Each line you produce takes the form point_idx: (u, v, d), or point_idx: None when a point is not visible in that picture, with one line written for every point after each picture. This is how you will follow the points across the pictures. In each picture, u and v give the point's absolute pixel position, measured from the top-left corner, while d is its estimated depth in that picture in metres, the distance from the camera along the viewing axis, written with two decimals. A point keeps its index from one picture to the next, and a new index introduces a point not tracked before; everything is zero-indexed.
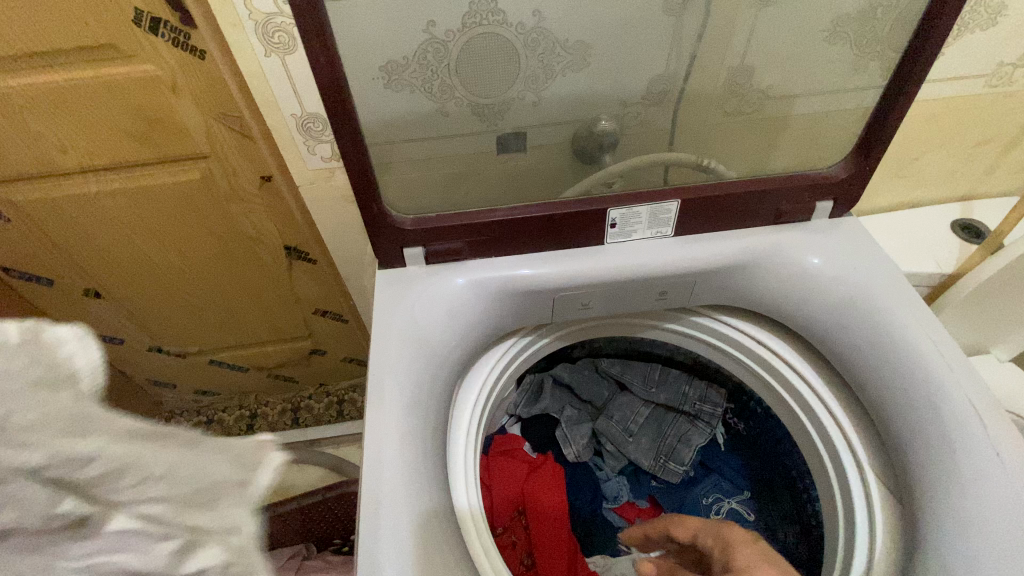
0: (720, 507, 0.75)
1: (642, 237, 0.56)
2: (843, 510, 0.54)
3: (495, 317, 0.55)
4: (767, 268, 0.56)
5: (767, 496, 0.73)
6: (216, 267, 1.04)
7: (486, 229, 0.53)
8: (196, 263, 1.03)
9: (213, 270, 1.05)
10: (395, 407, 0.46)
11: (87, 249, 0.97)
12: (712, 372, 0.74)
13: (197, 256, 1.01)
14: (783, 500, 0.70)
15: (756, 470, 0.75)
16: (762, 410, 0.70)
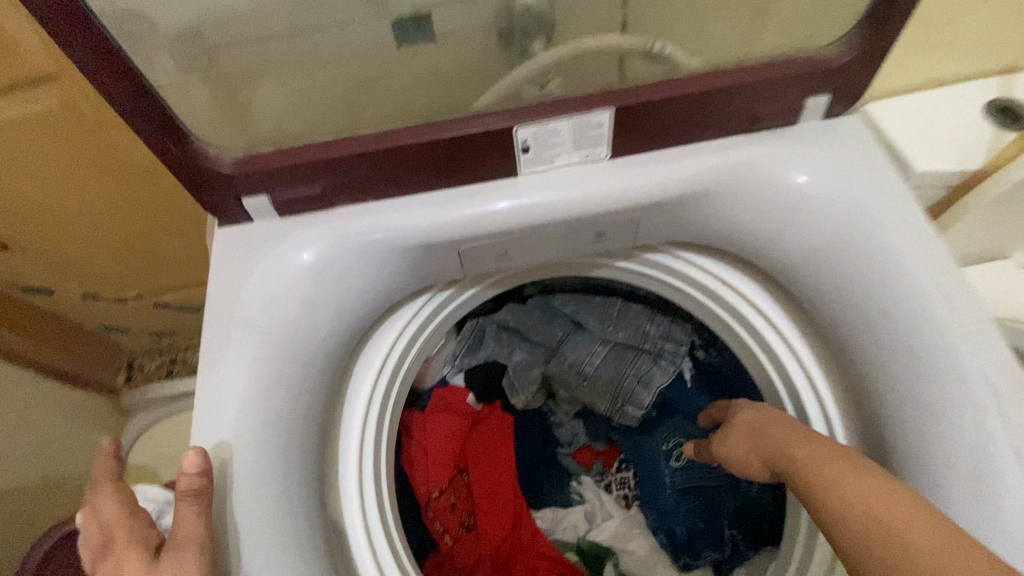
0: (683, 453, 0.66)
1: (568, 163, 0.42)
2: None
3: (378, 281, 0.42)
4: (735, 195, 0.42)
5: None
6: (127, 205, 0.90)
7: (348, 166, 0.39)
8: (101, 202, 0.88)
9: (123, 208, 0.90)
10: (236, 417, 0.38)
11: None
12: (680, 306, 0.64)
13: (100, 197, 0.87)
14: None
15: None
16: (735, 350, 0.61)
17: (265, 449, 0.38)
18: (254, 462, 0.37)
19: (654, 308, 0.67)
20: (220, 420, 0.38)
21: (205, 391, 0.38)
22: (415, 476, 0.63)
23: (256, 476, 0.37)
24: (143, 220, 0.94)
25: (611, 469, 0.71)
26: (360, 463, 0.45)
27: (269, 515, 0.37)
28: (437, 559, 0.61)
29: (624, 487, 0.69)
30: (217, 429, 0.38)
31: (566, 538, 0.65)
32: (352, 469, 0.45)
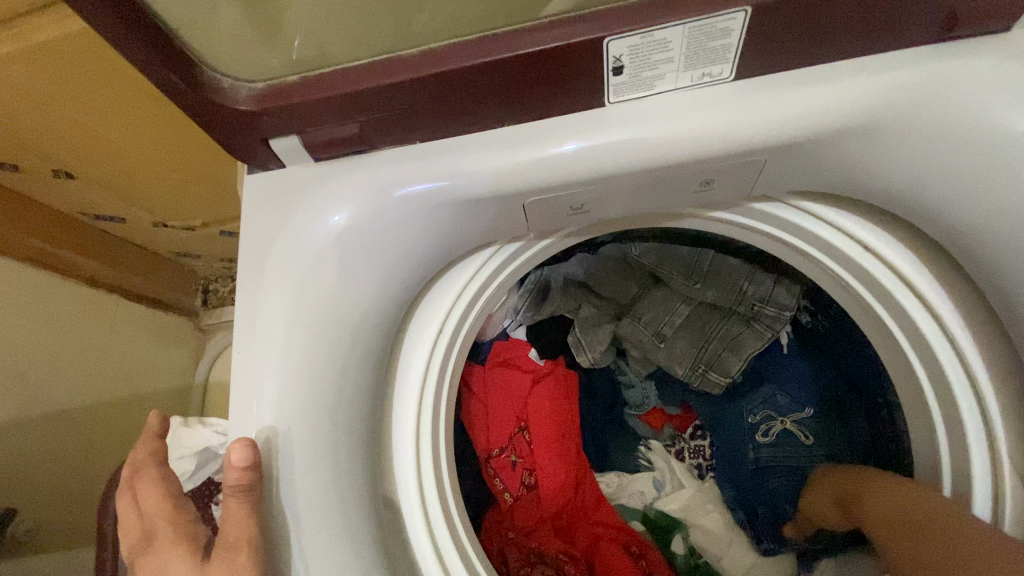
0: (770, 428, 0.60)
1: (672, 88, 0.32)
2: (949, 475, 0.39)
3: (429, 242, 0.36)
4: (910, 131, 0.31)
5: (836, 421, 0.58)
6: (173, 147, 0.83)
7: (392, 100, 0.31)
8: (148, 146, 0.81)
9: (171, 150, 0.83)
10: (274, 401, 0.34)
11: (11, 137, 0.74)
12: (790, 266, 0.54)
13: None
14: (857, 432, 0.55)
15: (830, 385, 0.58)
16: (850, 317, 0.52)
17: (306, 432, 0.34)
18: (295, 446, 0.34)
19: (753, 263, 0.56)
20: (257, 402, 0.34)
21: (241, 370, 0.34)
22: (475, 432, 0.60)
23: (301, 461, 0.34)
24: (193, 161, 0.87)
25: (685, 435, 0.66)
26: (413, 436, 0.42)
27: (314, 507, 0.34)
28: (496, 513, 0.59)
29: (697, 456, 0.65)
30: (255, 410, 0.34)
31: (632, 505, 0.61)
32: (404, 441, 0.41)
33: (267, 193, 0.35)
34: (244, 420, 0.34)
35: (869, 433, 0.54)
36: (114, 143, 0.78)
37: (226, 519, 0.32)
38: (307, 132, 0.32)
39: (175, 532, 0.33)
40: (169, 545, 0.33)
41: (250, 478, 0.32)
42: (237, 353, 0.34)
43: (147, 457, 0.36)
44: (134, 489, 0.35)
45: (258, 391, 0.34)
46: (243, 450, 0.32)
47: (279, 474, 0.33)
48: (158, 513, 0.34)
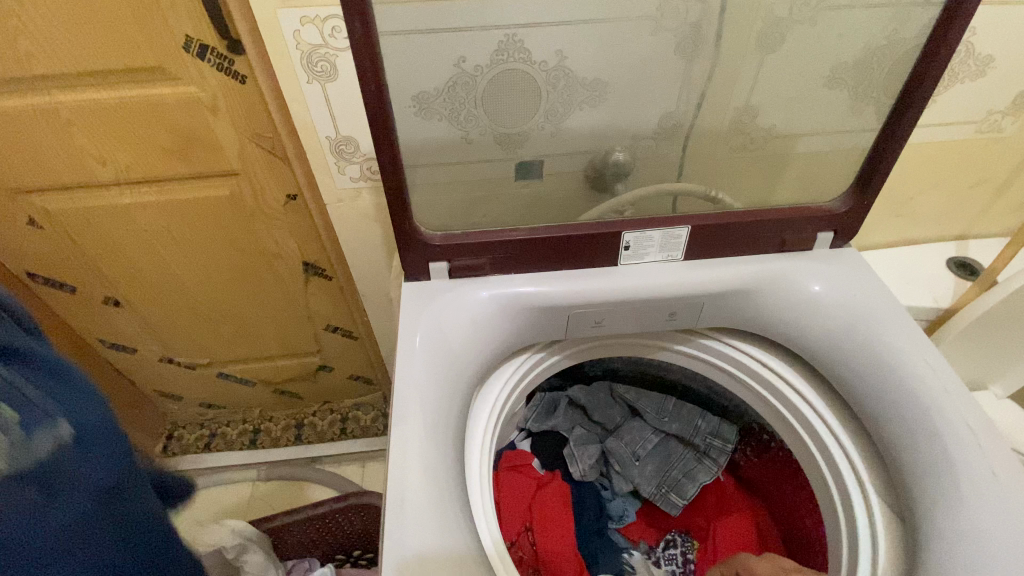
0: None
1: (654, 260, 0.59)
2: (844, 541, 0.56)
3: (510, 334, 0.58)
4: (770, 291, 0.59)
5: (775, 546, 0.75)
6: (222, 279, 1.06)
7: (512, 248, 0.56)
8: (199, 275, 1.05)
9: (218, 285, 1.08)
10: (419, 427, 0.47)
11: (84, 261, 1.00)
12: (724, 406, 0.77)
13: (218, 272, 1.05)
14: (798, 550, 0.71)
15: (769, 505, 0.78)
16: (775, 444, 0.73)
17: (436, 451, 0.47)
18: (438, 464, 0.47)
19: (703, 407, 0.80)
20: (406, 427, 0.47)
21: (395, 404, 0.49)
22: None
23: (437, 475, 0.46)
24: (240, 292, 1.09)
25: (657, 547, 0.78)
26: (480, 482, 0.54)
27: (437, 511, 0.43)
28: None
29: (671, 564, 0.76)
30: (404, 436, 0.47)
31: None
32: (477, 488, 0.53)
33: (419, 292, 0.56)
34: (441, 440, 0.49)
35: (798, 549, 0.71)
36: None
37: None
38: (460, 260, 0.56)
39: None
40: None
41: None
42: (408, 393, 0.50)
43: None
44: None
45: (425, 420, 0.48)
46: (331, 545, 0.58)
47: (428, 490, 0.44)
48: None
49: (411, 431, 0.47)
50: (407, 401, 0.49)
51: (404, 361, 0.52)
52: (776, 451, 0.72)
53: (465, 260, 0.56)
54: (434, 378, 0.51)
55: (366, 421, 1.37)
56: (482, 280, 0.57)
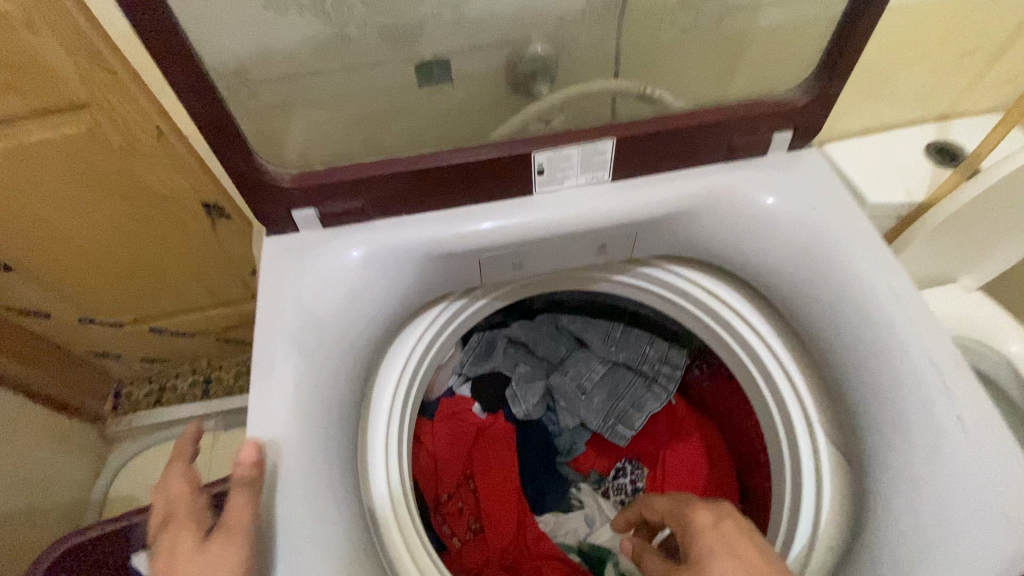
0: None
1: (576, 184, 0.49)
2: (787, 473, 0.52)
3: (408, 287, 0.47)
4: (717, 211, 0.50)
5: (728, 467, 0.73)
6: (118, 229, 0.93)
7: (391, 183, 0.44)
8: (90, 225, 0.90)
9: (117, 237, 0.94)
10: (287, 417, 0.40)
11: None
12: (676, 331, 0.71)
13: (113, 222, 0.91)
14: (747, 470, 0.70)
15: (722, 427, 0.75)
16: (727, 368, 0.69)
17: (315, 442, 0.41)
18: (319, 457, 0.41)
19: (654, 332, 0.73)
20: (272, 420, 0.40)
21: (256, 394, 0.41)
22: (426, 480, 0.67)
23: (317, 470, 0.40)
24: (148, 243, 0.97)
25: (608, 476, 0.74)
26: (386, 456, 0.48)
27: (319, 514, 0.39)
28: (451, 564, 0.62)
29: (621, 492, 0.73)
30: (268, 432, 0.40)
31: (567, 540, 0.68)
32: (380, 464, 0.47)
33: (285, 249, 0.45)
34: (320, 427, 0.42)
35: (749, 470, 0.70)
36: None
37: (172, 483, 0.39)
38: (330, 204, 0.44)
39: (190, 514, 0.37)
40: (184, 522, 0.37)
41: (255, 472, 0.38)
42: (273, 376, 0.42)
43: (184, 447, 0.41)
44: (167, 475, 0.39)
45: (298, 409, 0.41)
46: (253, 450, 0.38)
47: (304, 490, 0.39)
48: (177, 495, 0.38)
49: (278, 424, 0.40)
50: (271, 387, 0.41)
51: (265, 336, 0.42)
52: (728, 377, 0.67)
53: (335, 203, 0.44)
54: (306, 355, 0.42)
55: None
56: (362, 226, 0.46)
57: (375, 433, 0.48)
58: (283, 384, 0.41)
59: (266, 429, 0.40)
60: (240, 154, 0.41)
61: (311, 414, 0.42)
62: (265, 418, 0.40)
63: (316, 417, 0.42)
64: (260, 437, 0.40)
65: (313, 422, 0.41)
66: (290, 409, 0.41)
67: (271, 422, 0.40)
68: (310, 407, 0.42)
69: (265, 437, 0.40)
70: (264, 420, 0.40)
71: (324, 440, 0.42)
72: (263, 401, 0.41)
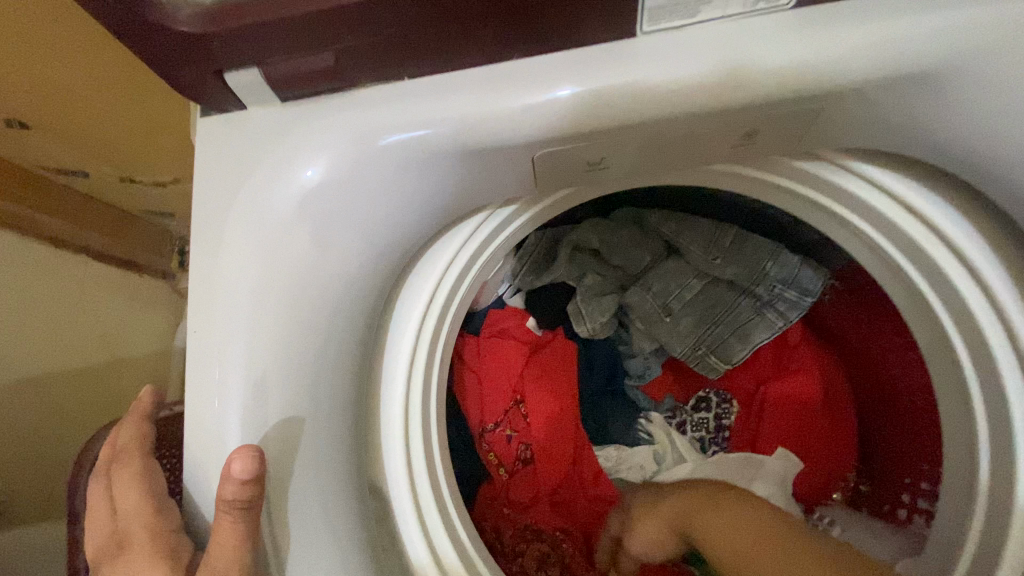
0: None
1: (717, 15, 0.27)
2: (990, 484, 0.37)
3: (415, 204, 0.30)
4: (992, 77, 0.27)
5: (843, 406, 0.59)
6: (143, 109, 0.69)
7: (381, 22, 0.24)
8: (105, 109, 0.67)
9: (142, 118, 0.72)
10: (243, 402, 0.28)
11: None
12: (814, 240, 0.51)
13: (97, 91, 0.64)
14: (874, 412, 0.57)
15: (841, 355, 0.60)
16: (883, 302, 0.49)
17: (282, 434, 0.29)
18: (289, 454, 0.29)
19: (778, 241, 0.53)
20: (219, 413, 0.28)
21: (197, 372, 0.28)
22: (468, 407, 0.55)
23: (293, 471, 0.29)
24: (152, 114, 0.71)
25: (686, 406, 0.61)
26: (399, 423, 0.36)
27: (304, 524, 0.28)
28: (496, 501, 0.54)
29: (700, 429, 0.60)
30: (214, 430, 0.28)
31: (630, 478, 0.58)
32: (393, 430, 0.36)
33: (226, 141, 0.29)
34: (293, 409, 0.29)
35: (873, 412, 0.57)
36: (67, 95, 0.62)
37: (121, 492, 0.28)
38: (284, 60, 0.26)
39: (151, 544, 0.26)
40: (143, 558, 0.26)
41: (253, 491, 0.26)
42: (217, 338, 0.28)
43: (134, 439, 0.29)
44: (112, 474, 0.29)
45: (259, 387, 0.28)
46: (245, 461, 0.26)
47: (273, 503, 0.28)
48: (136, 512, 0.27)
49: (229, 408, 0.28)
50: (213, 354, 0.28)
51: (202, 280, 0.28)
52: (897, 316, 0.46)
53: (292, 61, 0.26)
54: (264, 312, 0.28)
55: None
56: (340, 102, 0.28)
57: (384, 390, 0.36)
58: (232, 350, 0.28)
59: (212, 416, 0.28)
60: None
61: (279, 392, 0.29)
62: (210, 401, 0.28)
63: (284, 394, 0.29)
64: (205, 425, 0.28)
65: (281, 403, 0.29)
66: (244, 388, 0.28)
67: (225, 404, 0.28)
68: (274, 383, 0.28)
69: (211, 426, 0.28)
70: (208, 403, 0.28)
71: (307, 424, 0.30)
72: (201, 375, 0.28)
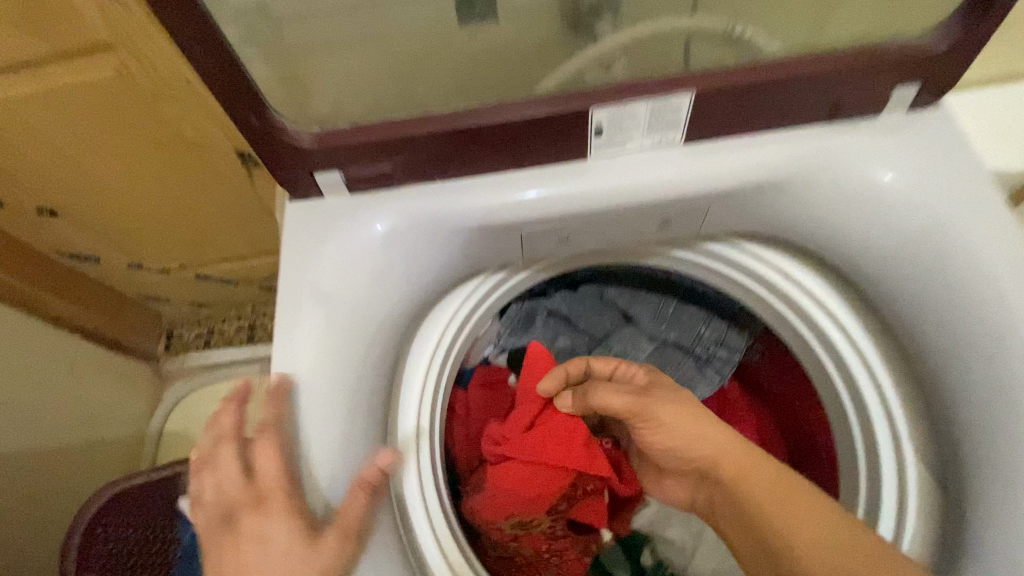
0: None
1: (639, 147, 0.41)
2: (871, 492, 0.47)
3: (440, 261, 0.43)
4: (812, 186, 0.41)
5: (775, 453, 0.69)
6: (171, 170, 0.90)
7: (425, 146, 0.38)
8: (141, 169, 0.89)
9: (171, 187, 0.94)
10: (313, 404, 0.38)
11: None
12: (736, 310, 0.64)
13: (140, 159, 0.86)
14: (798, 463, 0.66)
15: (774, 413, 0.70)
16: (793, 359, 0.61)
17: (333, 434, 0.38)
18: (338, 452, 0.38)
19: (710, 310, 0.66)
20: (294, 413, 0.37)
21: (278, 383, 0.38)
22: (457, 451, 0.64)
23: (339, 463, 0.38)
24: (174, 178, 0.92)
25: None
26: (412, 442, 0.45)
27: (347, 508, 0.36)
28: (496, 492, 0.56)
29: None
30: (290, 428, 0.37)
31: None
32: (411, 448, 0.45)
33: (306, 217, 0.41)
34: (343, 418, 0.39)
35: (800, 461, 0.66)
36: (112, 153, 0.84)
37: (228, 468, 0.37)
38: (357, 168, 0.39)
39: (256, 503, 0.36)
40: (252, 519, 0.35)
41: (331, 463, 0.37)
42: (290, 362, 0.38)
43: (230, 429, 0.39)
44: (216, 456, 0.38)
45: (321, 395, 0.38)
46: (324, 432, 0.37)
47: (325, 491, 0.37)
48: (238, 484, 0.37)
49: (301, 412, 0.38)
50: (288, 372, 0.38)
51: (285, 315, 0.39)
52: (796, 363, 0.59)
53: (362, 168, 0.39)
54: (332, 339, 0.39)
55: None
56: (391, 195, 0.41)
57: (405, 416, 0.46)
58: (302, 369, 0.38)
59: (286, 418, 0.38)
60: (250, 111, 0.35)
61: (334, 404, 0.39)
62: (285, 406, 0.38)
63: (337, 406, 0.39)
64: (278, 425, 0.37)
65: (335, 413, 0.39)
66: (312, 398, 0.38)
67: (297, 408, 0.38)
68: (333, 396, 0.39)
69: (286, 426, 0.37)
70: (283, 409, 0.38)
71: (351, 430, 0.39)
72: (281, 388, 0.38)
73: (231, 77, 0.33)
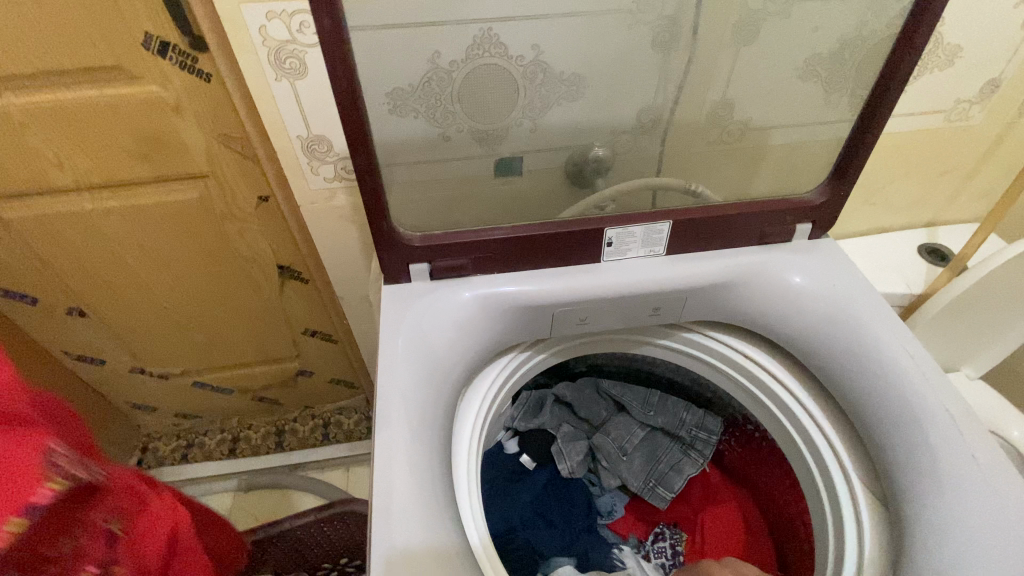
0: None
1: (637, 255, 0.59)
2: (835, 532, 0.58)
3: (495, 332, 0.57)
4: (752, 285, 0.60)
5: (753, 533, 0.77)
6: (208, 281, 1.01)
7: (493, 247, 0.55)
8: (182, 278, 0.99)
9: (201, 295, 1.04)
10: (403, 430, 0.46)
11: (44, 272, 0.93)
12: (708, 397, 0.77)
13: (186, 270, 0.98)
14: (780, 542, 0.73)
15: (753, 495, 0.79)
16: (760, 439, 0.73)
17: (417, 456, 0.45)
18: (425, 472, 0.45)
19: (688, 400, 0.79)
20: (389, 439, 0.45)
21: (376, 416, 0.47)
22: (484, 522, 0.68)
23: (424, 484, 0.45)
24: (206, 290, 1.02)
25: (645, 541, 0.79)
26: (468, 483, 0.53)
27: (423, 516, 0.42)
28: None
29: (661, 555, 0.77)
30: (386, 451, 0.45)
31: None
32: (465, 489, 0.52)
33: (398, 296, 0.54)
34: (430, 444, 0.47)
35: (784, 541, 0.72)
36: (164, 263, 0.96)
37: None
38: (444, 261, 0.55)
39: None
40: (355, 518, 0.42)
41: None
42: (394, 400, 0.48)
43: None
44: None
45: (413, 425, 0.47)
46: None
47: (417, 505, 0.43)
48: None
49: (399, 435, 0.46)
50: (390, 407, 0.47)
51: (383, 366, 0.50)
52: (760, 439, 0.71)
53: (447, 261, 0.55)
54: (420, 383, 0.50)
55: (349, 426, 1.32)
56: (463, 282, 0.56)
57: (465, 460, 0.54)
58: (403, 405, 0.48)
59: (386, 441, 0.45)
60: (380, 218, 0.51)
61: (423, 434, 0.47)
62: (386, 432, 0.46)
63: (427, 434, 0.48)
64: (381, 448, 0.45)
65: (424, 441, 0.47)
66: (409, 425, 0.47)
67: (393, 434, 0.46)
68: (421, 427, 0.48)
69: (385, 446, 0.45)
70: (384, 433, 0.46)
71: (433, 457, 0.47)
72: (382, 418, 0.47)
73: (375, 195, 0.49)
